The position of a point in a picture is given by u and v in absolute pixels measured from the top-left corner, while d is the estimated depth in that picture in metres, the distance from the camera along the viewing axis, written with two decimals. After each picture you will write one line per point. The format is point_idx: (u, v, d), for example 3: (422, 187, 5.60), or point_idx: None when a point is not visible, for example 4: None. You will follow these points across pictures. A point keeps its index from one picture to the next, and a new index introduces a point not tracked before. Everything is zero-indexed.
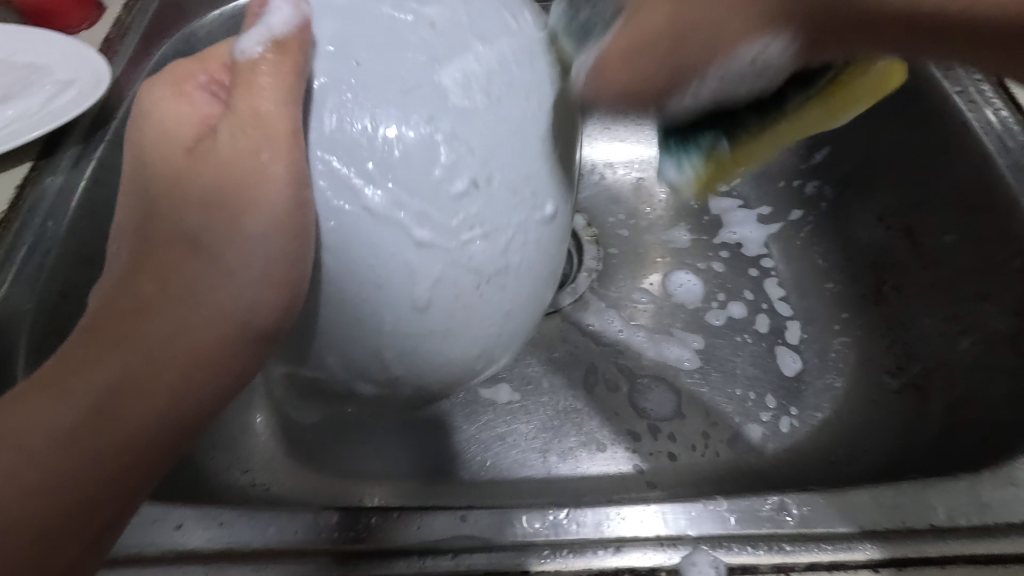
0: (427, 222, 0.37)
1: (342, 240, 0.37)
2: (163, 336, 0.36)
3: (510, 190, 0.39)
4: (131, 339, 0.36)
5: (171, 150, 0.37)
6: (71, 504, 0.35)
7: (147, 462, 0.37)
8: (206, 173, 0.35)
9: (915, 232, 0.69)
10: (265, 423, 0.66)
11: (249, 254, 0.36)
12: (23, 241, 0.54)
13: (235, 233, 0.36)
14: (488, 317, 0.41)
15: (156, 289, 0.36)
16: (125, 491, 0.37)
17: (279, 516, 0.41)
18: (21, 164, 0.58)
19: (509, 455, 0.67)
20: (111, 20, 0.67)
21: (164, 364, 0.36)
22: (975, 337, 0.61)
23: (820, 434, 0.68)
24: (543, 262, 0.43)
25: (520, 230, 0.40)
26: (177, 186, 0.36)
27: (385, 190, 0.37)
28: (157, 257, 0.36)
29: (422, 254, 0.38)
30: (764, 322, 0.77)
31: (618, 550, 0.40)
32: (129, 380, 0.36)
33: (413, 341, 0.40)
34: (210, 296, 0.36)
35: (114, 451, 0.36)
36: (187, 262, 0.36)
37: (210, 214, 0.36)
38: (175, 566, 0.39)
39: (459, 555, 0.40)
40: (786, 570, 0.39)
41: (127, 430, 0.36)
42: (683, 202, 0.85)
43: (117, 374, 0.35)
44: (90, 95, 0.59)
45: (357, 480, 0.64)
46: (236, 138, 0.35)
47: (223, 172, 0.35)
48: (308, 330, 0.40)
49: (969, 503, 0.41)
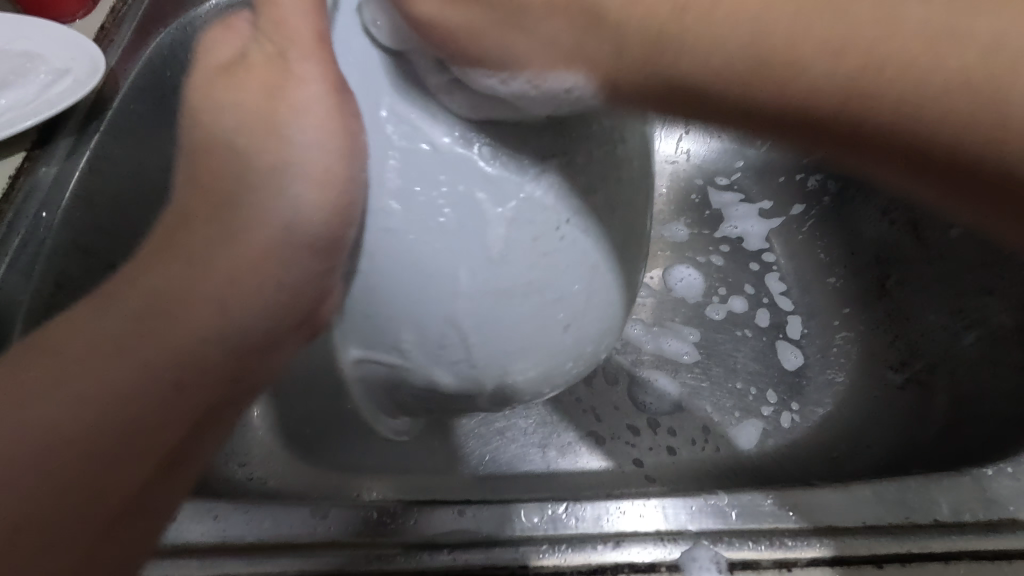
0: (496, 156, 0.34)
1: (406, 180, 0.34)
2: (208, 247, 0.32)
3: (588, 119, 0.35)
4: (172, 251, 0.32)
5: (208, 70, 0.34)
6: (98, 447, 0.30)
7: (195, 384, 0.32)
8: (244, 84, 0.33)
9: (920, 226, 0.69)
10: (262, 417, 0.66)
11: (293, 158, 0.33)
12: (18, 231, 0.54)
13: (278, 139, 0.32)
14: (573, 267, 0.37)
15: (195, 204, 0.33)
16: (167, 422, 0.32)
17: (275, 510, 0.41)
18: (15, 153, 0.57)
19: (508, 450, 0.67)
20: (107, 9, 0.66)
21: (208, 275, 0.32)
22: (981, 332, 0.61)
23: (822, 429, 0.67)
24: (633, 206, 0.39)
25: (602, 164, 0.36)
26: (211, 105, 0.33)
27: (449, 131, 0.34)
28: (199, 176, 0.33)
29: (494, 193, 0.34)
30: (765, 316, 0.76)
31: (618, 545, 0.39)
32: (168, 294, 0.32)
33: (492, 304, 0.36)
34: (254, 212, 0.33)
35: (158, 370, 0.31)
36: (228, 179, 0.33)
37: (245, 123, 0.32)
38: (166, 560, 0.38)
39: (456, 550, 0.39)
40: (789, 566, 0.38)
41: (168, 348, 0.32)
42: (685, 197, 0.85)
43: (154, 291, 0.32)
44: (85, 85, 0.58)
45: (354, 474, 0.63)
46: (271, 48, 0.33)
47: (263, 79, 0.32)
48: (375, 287, 0.37)
49: (975, 499, 0.41)
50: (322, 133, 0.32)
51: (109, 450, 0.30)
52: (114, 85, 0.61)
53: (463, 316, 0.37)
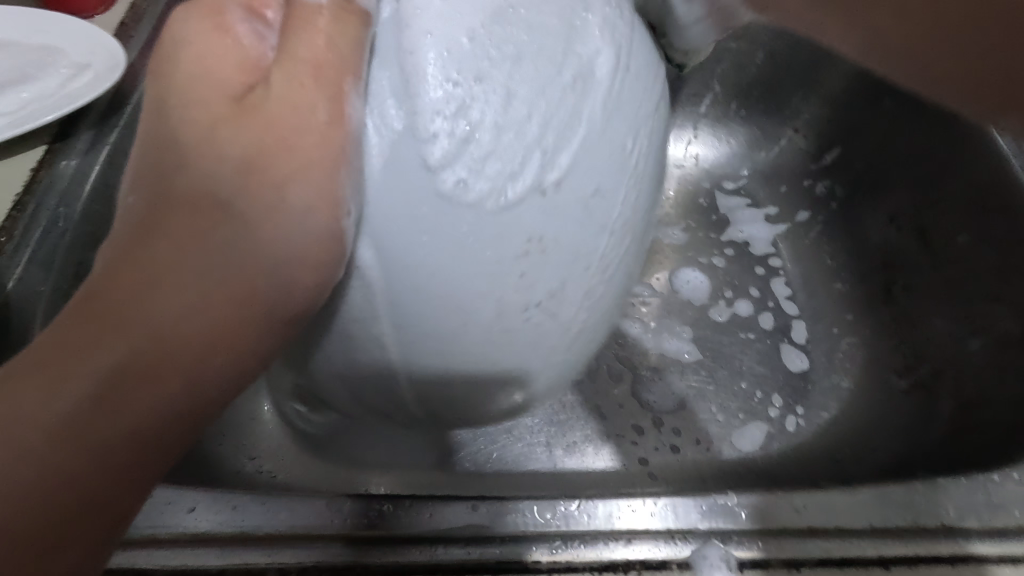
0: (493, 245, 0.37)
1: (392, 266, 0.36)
2: (224, 278, 0.32)
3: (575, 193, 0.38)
4: (165, 286, 0.31)
5: (213, 91, 0.32)
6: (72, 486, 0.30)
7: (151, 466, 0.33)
8: (254, 122, 0.32)
9: (927, 233, 0.69)
10: (273, 411, 0.66)
11: (283, 236, 0.32)
12: (37, 221, 0.54)
13: (279, 190, 0.32)
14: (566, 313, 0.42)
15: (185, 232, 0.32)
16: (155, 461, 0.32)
17: (290, 501, 0.42)
18: (36, 146, 0.58)
19: (515, 448, 0.67)
20: (128, 6, 0.67)
21: (196, 340, 0.32)
22: (986, 339, 0.61)
23: (826, 434, 0.68)
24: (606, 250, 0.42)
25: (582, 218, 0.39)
26: (223, 118, 0.32)
27: (451, 180, 0.35)
28: (188, 207, 0.32)
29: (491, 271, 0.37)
30: (769, 319, 0.77)
31: (628, 542, 0.40)
32: (143, 355, 0.31)
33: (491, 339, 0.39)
34: (265, 246, 0.32)
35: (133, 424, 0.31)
36: (216, 226, 0.32)
37: (245, 165, 0.32)
38: (189, 549, 0.39)
39: (471, 545, 0.40)
40: (797, 565, 0.39)
41: (151, 394, 0.31)
42: (692, 200, 0.85)
43: (128, 347, 0.31)
44: (105, 80, 0.59)
45: (363, 469, 0.64)
46: (288, 85, 0.32)
47: (269, 128, 0.32)
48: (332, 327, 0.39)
49: (979, 503, 0.41)
50: (314, 224, 0.32)
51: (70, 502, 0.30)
52: (132, 80, 0.62)
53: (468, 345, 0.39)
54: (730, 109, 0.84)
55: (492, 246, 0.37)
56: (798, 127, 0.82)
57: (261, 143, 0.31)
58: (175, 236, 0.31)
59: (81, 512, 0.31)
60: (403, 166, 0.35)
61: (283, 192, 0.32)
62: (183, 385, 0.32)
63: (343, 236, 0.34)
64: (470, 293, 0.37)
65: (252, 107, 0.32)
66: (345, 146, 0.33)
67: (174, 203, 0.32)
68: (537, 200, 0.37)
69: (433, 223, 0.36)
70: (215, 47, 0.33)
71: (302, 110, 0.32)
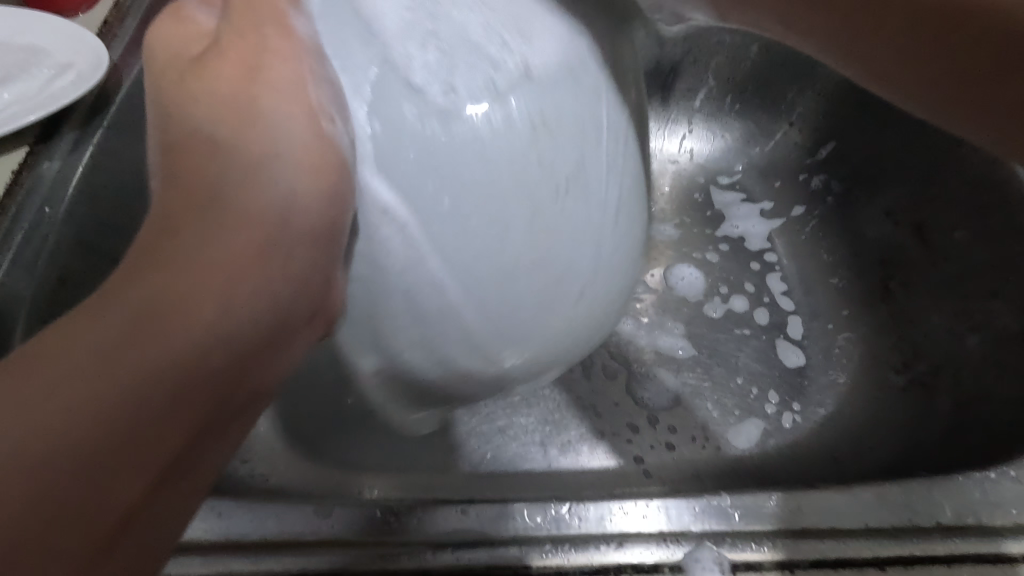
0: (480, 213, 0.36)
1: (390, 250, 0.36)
2: (210, 237, 0.29)
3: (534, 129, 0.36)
4: (178, 231, 0.29)
5: (179, 61, 0.33)
6: (79, 456, 0.26)
7: (160, 436, 0.28)
8: (225, 69, 0.32)
9: (926, 228, 0.68)
10: (264, 413, 0.66)
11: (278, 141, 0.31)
12: (20, 225, 0.54)
13: (260, 118, 0.31)
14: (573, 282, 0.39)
15: (176, 194, 0.30)
16: (186, 421, 0.28)
17: (276, 507, 0.41)
18: (19, 147, 0.57)
19: (510, 448, 0.67)
20: (110, 3, 0.66)
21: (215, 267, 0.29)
22: (984, 335, 0.61)
23: (823, 431, 0.67)
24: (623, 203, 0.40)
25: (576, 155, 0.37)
26: (207, 68, 0.32)
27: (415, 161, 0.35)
28: (191, 152, 0.31)
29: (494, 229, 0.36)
30: (765, 315, 0.76)
31: (620, 546, 0.39)
32: (158, 302, 0.28)
33: (492, 314, 0.38)
34: (245, 195, 0.30)
35: (181, 363, 0.28)
36: (215, 159, 0.31)
37: (215, 111, 0.31)
38: (173, 558, 0.39)
39: (460, 549, 0.40)
40: (790, 567, 0.38)
41: (178, 338, 0.28)
42: (687, 196, 0.84)
43: (144, 292, 0.28)
44: (88, 80, 0.58)
45: (356, 471, 0.63)
46: (242, 36, 0.33)
47: (241, 62, 0.32)
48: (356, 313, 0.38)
49: (977, 502, 0.41)
50: (301, 131, 0.31)
51: (74, 489, 0.26)
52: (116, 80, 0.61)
53: (479, 329, 0.38)
54: (725, 103, 0.82)
55: (488, 162, 0.35)
56: (794, 121, 0.81)
57: (241, 93, 0.31)
58: (192, 203, 0.30)
59: (99, 491, 0.27)
60: (395, 132, 0.35)
61: (268, 115, 0.31)
62: (217, 311, 0.29)
63: (336, 140, 0.32)
64: (466, 228, 0.36)
65: (212, 61, 0.32)
66: (300, 53, 0.33)
67: (197, 142, 0.31)
68: (505, 125, 0.35)
69: (441, 171, 0.35)
70: (179, 33, 0.34)
71: (249, 35, 0.33)
